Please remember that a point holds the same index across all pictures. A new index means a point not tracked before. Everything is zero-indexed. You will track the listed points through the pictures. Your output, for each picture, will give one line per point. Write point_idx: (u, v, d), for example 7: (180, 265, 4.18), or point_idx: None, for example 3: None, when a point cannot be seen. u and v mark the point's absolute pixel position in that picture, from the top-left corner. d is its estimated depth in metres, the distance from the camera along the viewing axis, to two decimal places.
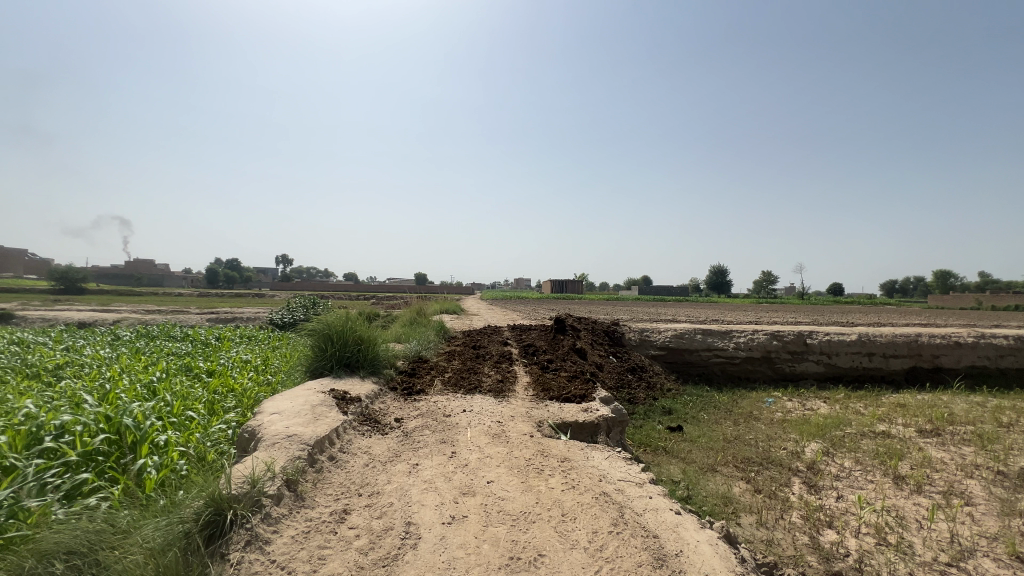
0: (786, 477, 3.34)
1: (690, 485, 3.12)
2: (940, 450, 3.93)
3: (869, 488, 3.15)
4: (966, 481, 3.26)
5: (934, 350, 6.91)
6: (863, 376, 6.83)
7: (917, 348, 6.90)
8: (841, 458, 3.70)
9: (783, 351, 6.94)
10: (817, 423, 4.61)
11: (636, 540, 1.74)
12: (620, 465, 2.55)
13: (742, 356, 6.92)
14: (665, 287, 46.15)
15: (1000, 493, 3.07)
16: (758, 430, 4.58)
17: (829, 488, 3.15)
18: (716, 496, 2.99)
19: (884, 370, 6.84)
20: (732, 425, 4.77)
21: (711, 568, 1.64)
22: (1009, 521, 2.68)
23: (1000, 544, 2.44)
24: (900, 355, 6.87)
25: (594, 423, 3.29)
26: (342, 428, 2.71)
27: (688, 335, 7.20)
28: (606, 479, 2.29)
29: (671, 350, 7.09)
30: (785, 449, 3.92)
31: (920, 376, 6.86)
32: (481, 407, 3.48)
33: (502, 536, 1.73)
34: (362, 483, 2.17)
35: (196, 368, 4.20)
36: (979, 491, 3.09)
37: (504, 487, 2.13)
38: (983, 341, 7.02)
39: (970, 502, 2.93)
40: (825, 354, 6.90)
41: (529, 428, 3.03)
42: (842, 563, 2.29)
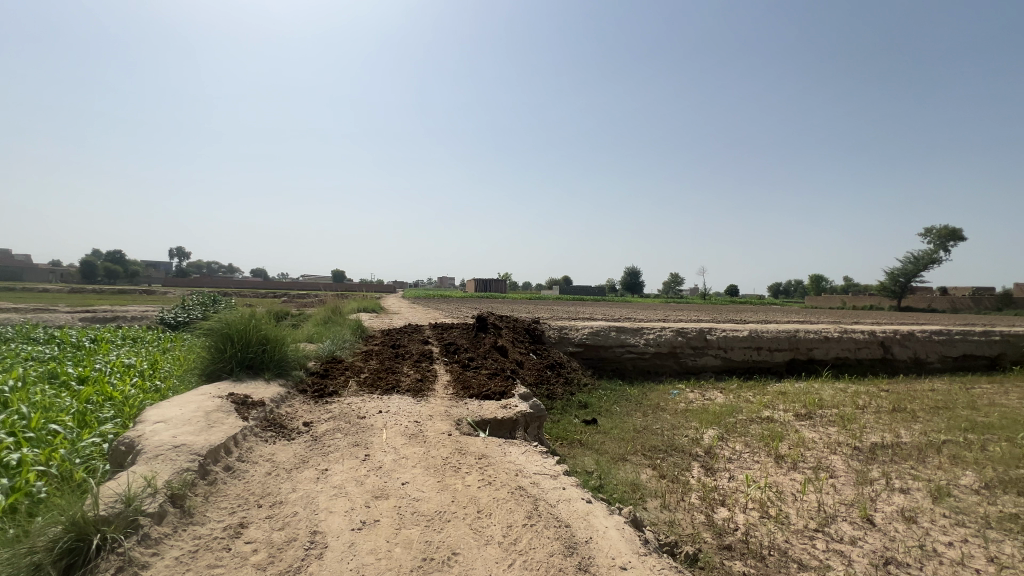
0: (687, 462, 3.62)
1: (602, 475, 3.28)
2: (811, 431, 4.50)
3: (755, 468, 3.52)
4: (831, 456, 3.76)
5: (809, 343, 7.88)
6: (752, 368, 7.61)
7: (795, 342, 7.82)
8: (733, 443, 4.09)
9: (686, 347, 7.52)
10: (714, 411, 5.06)
11: (548, 531, 1.78)
12: (536, 459, 2.60)
13: (651, 352, 7.40)
14: (584, 287, 48.10)
15: (856, 465, 3.58)
16: (664, 419, 4.93)
17: (723, 470, 3.48)
18: (626, 483, 3.17)
19: (770, 362, 7.67)
20: (641, 416, 5.08)
21: (617, 551, 1.72)
22: (862, 489, 3.13)
23: (855, 509, 2.84)
24: (782, 349, 7.75)
25: (513, 419, 3.34)
26: (242, 435, 2.48)
27: (603, 332, 7.55)
28: (522, 473, 2.33)
29: (588, 347, 7.39)
30: (687, 436, 4.26)
31: (797, 367, 7.78)
32: (398, 407, 3.38)
33: (415, 537, 1.69)
34: (263, 493, 2.01)
35: (62, 375, 3.62)
36: (840, 465, 3.57)
37: (419, 488, 2.08)
38: (846, 335, 8.13)
39: (833, 474, 3.38)
40: (722, 349, 7.59)
41: (447, 427, 2.99)
42: (731, 537, 2.53)
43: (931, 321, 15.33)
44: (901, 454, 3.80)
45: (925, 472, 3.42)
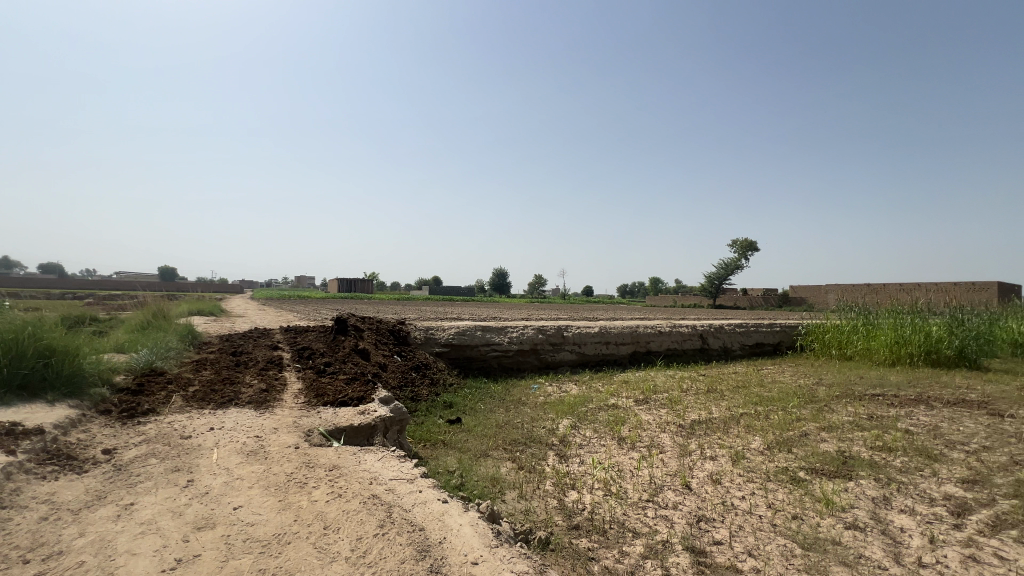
0: (543, 452, 3.85)
1: (463, 472, 3.31)
2: (647, 413, 5.15)
3: (601, 450, 3.90)
4: (661, 434, 4.35)
5: (647, 337, 9.00)
6: (602, 361, 8.43)
7: (636, 336, 8.87)
8: (584, 430, 4.46)
9: (546, 343, 8.02)
10: (569, 402, 5.48)
11: (400, 538, 1.73)
12: (394, 464, 2.52)
13: (514, 349, 7.72)
14: (453, 287, 48.37)
15: (679, 440, 4.19)
16: (525, 413, 5.18)
17: (574, 455, 3.78)
18: (487, 478, 3.25)
19: (616, 354, 8.57)
20: (504, 412, 5.27)
21: (470, 547, 1.74)
22: (683, 460, 3.67)
23: (677, 478, 3.31)
24: (626, 343, 8.73)
25: (370, 425, 3.18)
26: (4, 474, 1.94)
27: (469, 331, 7.66)
28: (376, 480, 2.23)
29: (454, 347, 7.42)
30: (544, 427, 4.53)
31: (638, 358, 8.84)
32: (236, 422, 2.98)
33: (246, 568, 1.49)
34: (33, 545, 1.59)
35: None
36: (668, 441, 4.15)
37: (255, 510, 1.85)
38: (675, 329, 9.48)
39: (662, 450, 3.91)
40: (576, 345, 8.26)
41: (294, 439, 2.72)
42: (579, 516, 2.76)
43: (737, 316, 18.69)
44: (712, 427, 4.55)
45: (728, 441, 4.14)
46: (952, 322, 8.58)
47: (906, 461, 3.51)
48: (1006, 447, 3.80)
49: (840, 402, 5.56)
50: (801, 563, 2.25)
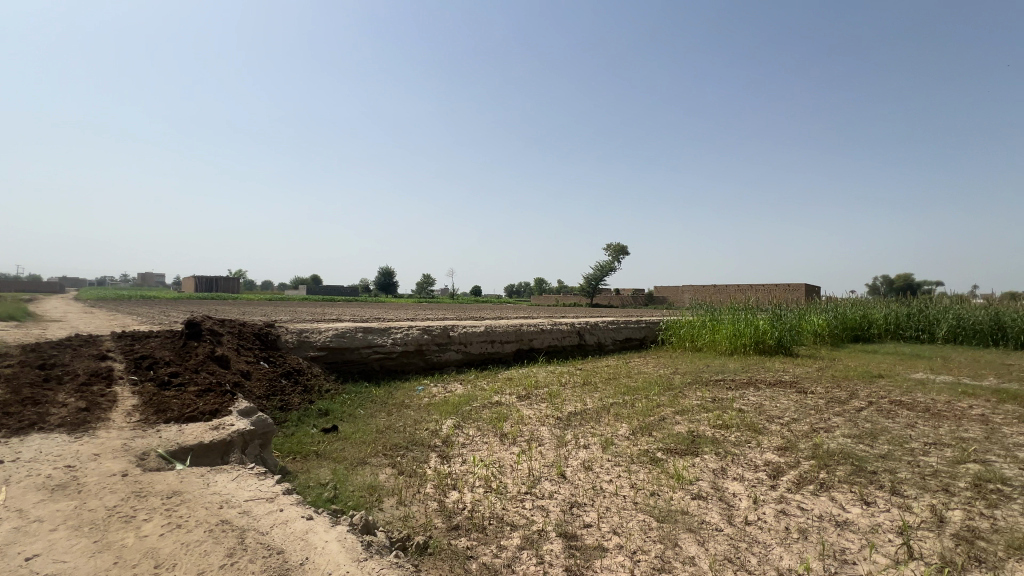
0: (425, 454, 3.78)
1: (337, 484, 3.10)
2: (529, 408, 5.35)
3: (483, 448, 3.94)
4: (541, 428, 4.54)
5: (530, 335, 9.35)
6: (487, 360, 8.55)
7: (520, 334, 9.17)
8: (468, 429, 4.48)
9: (432, 344, 7.89)
10: (453, 402, 5.46)
11: (253, 566, 1.55)
12: (252, 483, 2.26)
13: (398, 351, 7.47)
14: (335, 287, 45.60)
15: (557, 432, 4.42)
16: (407, 416, 5.03)
17: (456, 455, 3.77)
18: (364, 487, 3.09)
19: (501, 353, 8.76)
20: (385, 416, 5.06)
21: (336, 565, 1.63)
22: (559, 450, 3.87)
23: (553, 468, 3.48)
24: (511, 341, 8.98)
25: (225, 441, 2.82)
26: None
27: (349, 333, 7.21)
28: (228, 503, 1.98)
29: (332, 350, 6.93)
30: (427, 429, 4.45)
31: (522, 355, 9.15)
32: (39, 451, 2.42)
33: None
34: None
35: None
36: (546, 433, 4.35)
37: (58, 558, 1.51)
38: (555, 327, 10.00)
39: (540, 443, 4.09)
40: (462, 344, 8.27)
41: (122, 465, 2.30)
42: (459, 516, 2.75)
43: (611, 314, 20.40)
44: (586, 418, 4.88)
45: (599, 429, 4.47)
46: (774, 316, 10.33)
47: (738, 435, 4.13)
48: (807, 418, 4.68)
49: (691, 388, 6.36)
50: (657, 534, 2.51)
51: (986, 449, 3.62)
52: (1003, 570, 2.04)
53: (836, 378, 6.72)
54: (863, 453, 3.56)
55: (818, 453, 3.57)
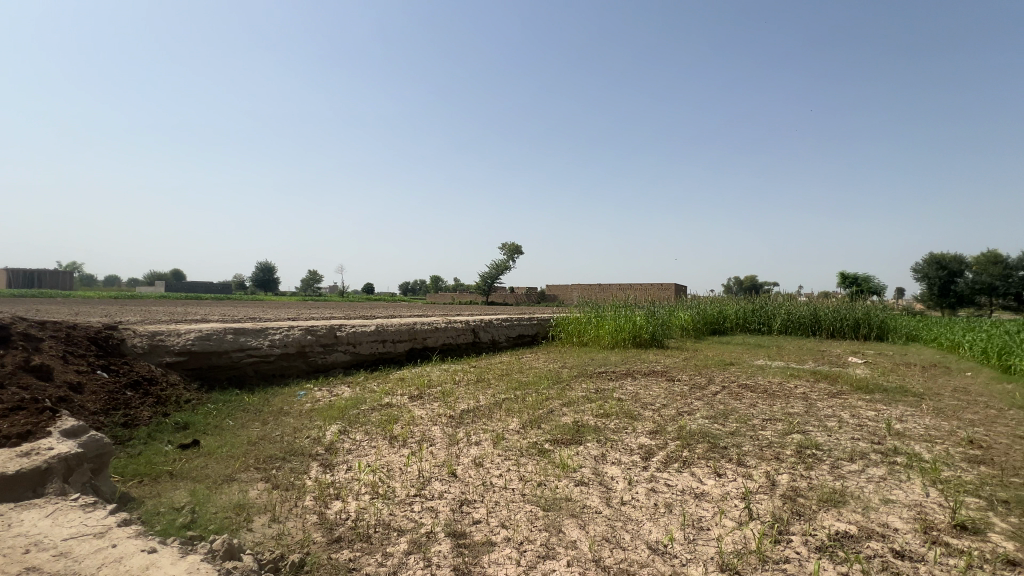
0: (305, 464, 3.49)
1: (196, 507, 2.73)
2: (421, 408, 5.23)
3: (371, 453, 3.76)
4: (432, 428, 4.47)
5: (423, 334, 9.15)
6: (378, 360, 8.19)
7: (413, 333, 8.93)
8: (354, 434, 4.24)
9: (316, 345, 7.34)
10: (339, 406, 5.13)
11: None
12: (75, 518, 1.88)
13: (276, 354, 6.82)
14: (201, 283, 40.42)
15: (449, 431, 4.37)
16: (286, 424, 4.61)
17: (340, 463, 3.54)
18: (230, 507, 2.76)
19: (393, 352, 8.46)
20: (259, 425, 4.58)
21: None
22: (451, 449, 3.84)
23: (444, 468, 3.45)
24: (403, 340, 8.70)
25: (39, 470, 2.31)
26: None
27: (216, 335, 6.39)
28: (38, 546, 1.62)
29: (194, 355, 6.09)
30: (308, 437, 4.12)
31: (414, 355, 8.91)
32: None
33: None
34: None
35: None
36: (438, 433, 4.29)
37: None
38: (450, 325, 9.91)
39: (432, 443, 4.02)
40: (351, 345, 7.82)
41: None
42: (341, 527, 2.59)
43: (505, 311, 20.86)
44: (478, 415, 4.91)
45: (490, 426, 4.53)
46: (649, 313, 11.39)
47: (617, 423, 4.47)
48: (674, 403, 5.24)
49: (577, 381, 6.74)
50: (542, 523, 2.61)
51: (806, 421, 4.37)
52: (815, 519, 2.47)
53: (698, 367, 7.62)
54: (717, 431, 4.09)
55: (682, 434, 4.01)
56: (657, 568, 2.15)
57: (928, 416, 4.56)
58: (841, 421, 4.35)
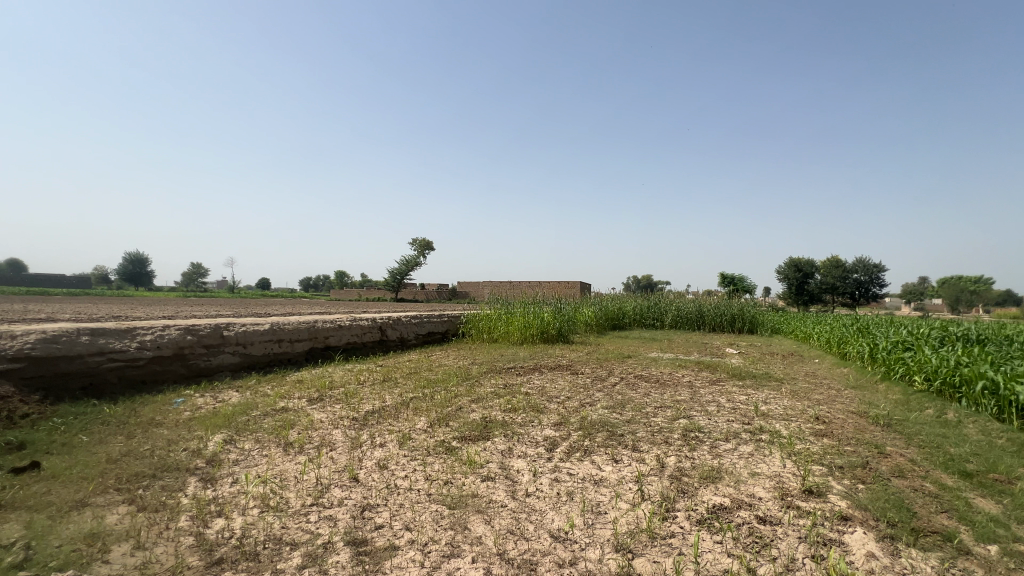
0: (180, 480, 3.10)
1: (33, 542, 2.29)
2: (320, 412, 4.90)
3: (262, 463, 3.45)
4: (333, 432, 4.21)
5: (325, 332, 8.61)
6: (272, 362, 7.55)
7: (314, 332, 8.36)
8: (242, 443, 3.85)
9: (197, 346, 6.56)
10: (225, 414, 4.64)
11: None
12: None
13: (147, 357, 5.98)
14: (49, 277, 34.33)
15: (351, 434, 4.16)
16: (157, 436, 4.06)
17: (225, 476, 3.20)
18: (80, 537, 2.36)
19: (290, 353, 7.85)
20: (122, 440, 3.98)
21: None
22: (353, 453, 3.65)
23: (345, 473, 3.26)
24: (302, 340, 8.11)
25: None
26: None
27: (66, 337, 5.42)
28: None
29: (35, 360, 5.11)
30: (186, 450, 3.67)
31: (315, 355, 8.35)
32: None
33: None
34: None
35: None
36: (339, 437, 4.05)
37: None
38: (355, 323, 9.43)
39: (332, 447, 3.79)
40: (240, 345, 7.11)
41: None
42: (223, 548, 2.33)
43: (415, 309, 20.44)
44: (383, 415, 4.74)
45: (396, 426, 4.39)
46: (556, 310, 11.84)
47: (524, 417, 4.57)
48: (577, 395, 5.49)
49: (486, 377, 6.78)
50: (448, 521, 2.58)
51: (691, 407, 4.83)
52: (697, 495, 2.73)
53: (599, 360, 8.07)
54: (615, 420, 4.36)
55: (584, 425, 4.21)
56: (558, 555, 2.23)
57: (786, 398, 5.28)
58: (719, 405, 4.88)
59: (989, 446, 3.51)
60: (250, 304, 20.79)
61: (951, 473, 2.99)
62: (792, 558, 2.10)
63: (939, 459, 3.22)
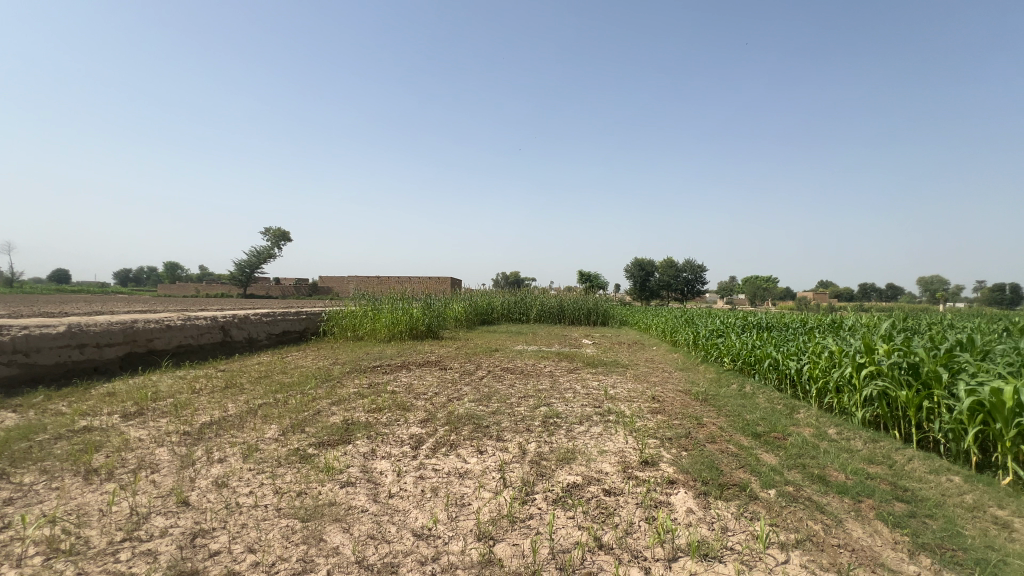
0: None
1: None
2: (139, 429, 4.11)
3: (51, 498, 2.77)
4: (156, 450, 3.57)
5: (147, 334, 7.24)
6: (70, 372, 6.11)
7: (132, 334, 6.98)
8: (20, 477, 3.05)
9: None
10: None
11: None
12: None
13: None
14: None
15: (181, 451, 3.57)
16: None
17: None
18: None
19: (96, 360, 6.44)
20: None
21: None
22: (183, 473, 3.14)
23: (170, 497, 2.79)
24: (114, 343, 6.71)
25: None
26: None
27: None
28: None
29: None
30: None
31: (133, 361, 6.97)
32: None
33: None
34: None
35: None
36: (164, 456, 3.45)
37: None
38: (189, 323, 8.11)
39: (154, 469, 3.21)
40: (20, 353, 5.61)
41: None
42: None
43: (268, 305, 18.40)
44: (224, 427, 4.16)
45: (240, 437, 3.89)
46: (425, 305, 11.69)
47: (389, 416, 4.42)
48: (446, 391, 5.49)
49: (349, 377, 6.39)
50: (300, 536, 2.37)
51: (551, 395, 5.17)
52: (553, 477, 2.94)
53: (468, 355, 8.18)
54: (481, 412, 4.45)
55: (450, 420, 4.23)
56: (421, 553, 2.20)
57: (630, 382, 5.97)
58: (575, 392, 5.32)
59: (772, 411, 4.41)
60: (38, 305, 15.15)
61: (747, 435, 3.69)
62: (630, 523, 2.38)
63: (739, 425, 3.95)
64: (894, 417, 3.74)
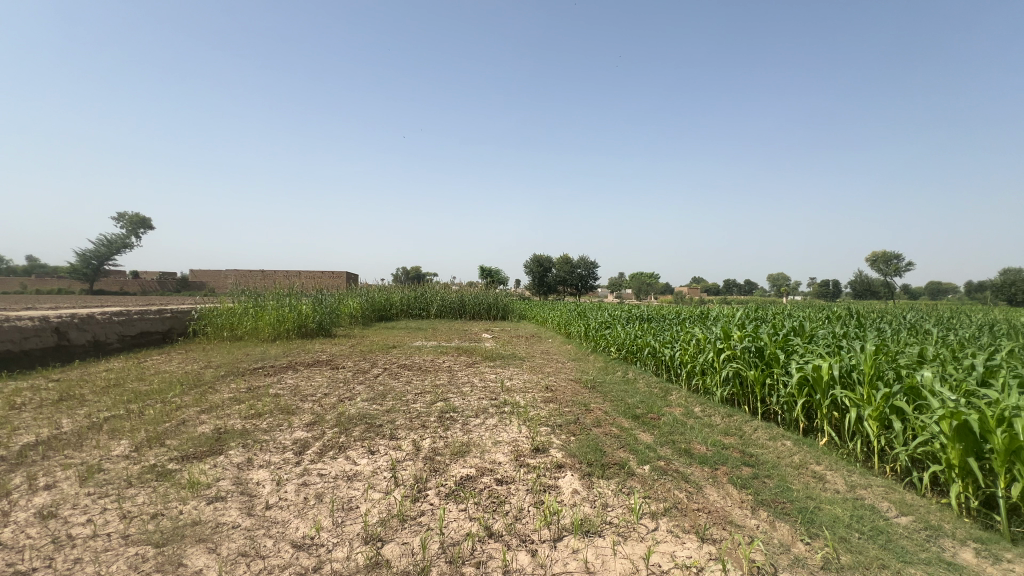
0: None
1: None
2: None
3: None
4: None
5: None
6: None
7: None
8: None
9: None
10: None
11: None
12: None
13: None
14: None
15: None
16: None
17: None
18: None
19: None
20: None
21: None
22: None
23: None
24: None
25: None
26: None
27: None
28: None
29: None
30: None
31: None
32: None
33: None
34: None
35: None
36: None
37: None
38: (7, 325, 6.64)
39: None
40: None
41: None
42: None
43: (122, 303, 15.80)
44: (55, 447, 3.48)
45: (78, 458, 3.28)
46: (315, 301, 10.93)
47: (270, 421, 4.05)
48: (336, 391, 5.19)
49: (223, 382, 5.74)
50: (153, 563, 2.07)
51: (448, 390, 5.15)
52: (447, 471, 2.92)
53: (362, 353, 7.81)
54: (374, 411, 4.27)
55: (341, 421, 3.99)
56: (300, 564, 2.05)
57: (526, 373, 6.17)
58: (473, 386, 5.35)
59: (649, 394, 4.85)
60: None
61: (628, 417, 4.01)
62: (519, 509, 2.45)
63: (621, 408, 4.28)
64: (744, 394, 4.34)
